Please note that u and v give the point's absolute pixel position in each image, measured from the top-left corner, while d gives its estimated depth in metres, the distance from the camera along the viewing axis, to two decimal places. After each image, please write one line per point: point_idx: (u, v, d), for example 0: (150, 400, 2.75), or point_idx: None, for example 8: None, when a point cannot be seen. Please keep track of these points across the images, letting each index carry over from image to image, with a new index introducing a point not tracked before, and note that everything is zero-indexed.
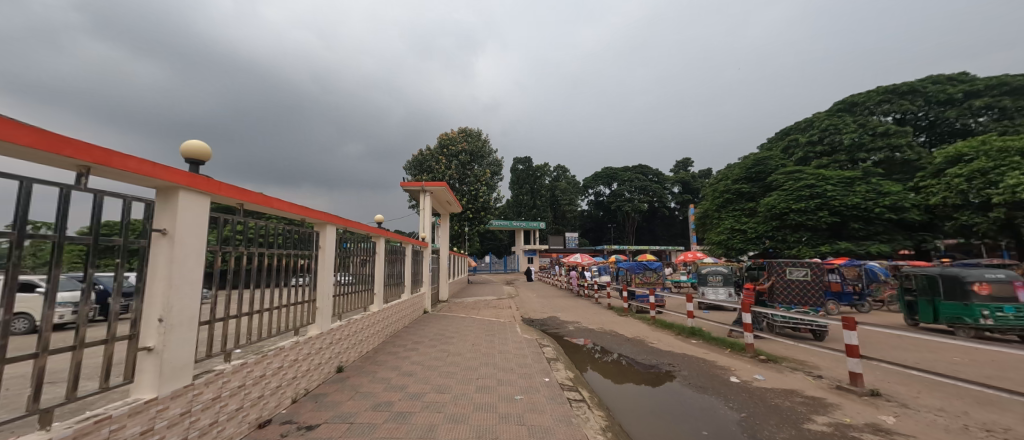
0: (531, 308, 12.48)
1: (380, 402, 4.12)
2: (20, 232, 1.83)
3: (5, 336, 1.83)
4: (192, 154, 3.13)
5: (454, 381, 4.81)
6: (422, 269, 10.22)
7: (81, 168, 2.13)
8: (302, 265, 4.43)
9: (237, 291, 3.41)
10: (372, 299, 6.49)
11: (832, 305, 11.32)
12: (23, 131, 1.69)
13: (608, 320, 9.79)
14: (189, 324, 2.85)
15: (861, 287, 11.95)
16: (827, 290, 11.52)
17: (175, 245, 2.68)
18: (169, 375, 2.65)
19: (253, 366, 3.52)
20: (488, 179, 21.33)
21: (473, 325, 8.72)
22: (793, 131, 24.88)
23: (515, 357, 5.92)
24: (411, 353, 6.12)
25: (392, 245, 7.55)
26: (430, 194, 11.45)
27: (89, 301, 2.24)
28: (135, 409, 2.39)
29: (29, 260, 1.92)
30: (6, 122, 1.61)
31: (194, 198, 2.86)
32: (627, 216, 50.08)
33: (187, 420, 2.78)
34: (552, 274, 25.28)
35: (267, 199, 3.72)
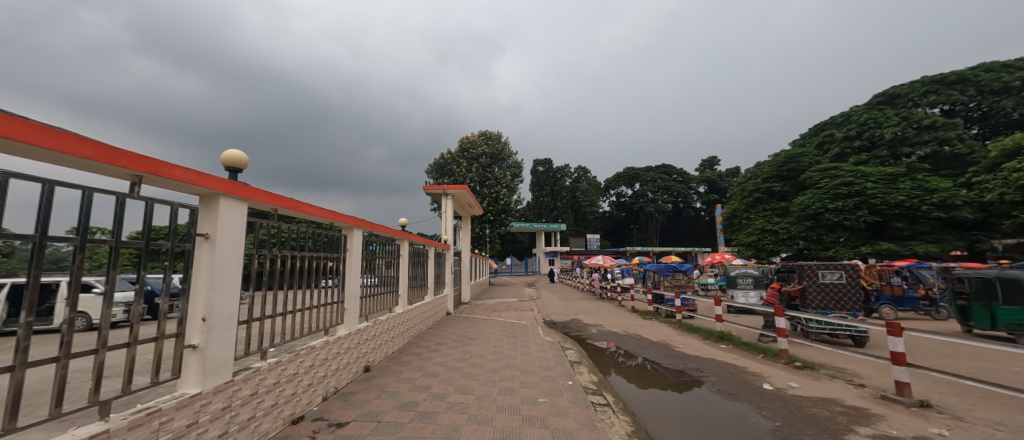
0: (553, 310, 12.46)
1: (405, 402, 4.20)
2: (81, 237, 2.01)
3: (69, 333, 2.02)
4: (231, 162, 3.31)
5: (477, 382, 4.85)
6: (445, 271, 10.36)
7: (134, 178, 2.31)
8: (331, 267, 4.59)
9: (271, 292, 3.57)
10: (397, 300, 6.64)
11: (888, 310, 10.97)
12: (84, 145, 1.87)
13: (632, 324, 9.59)
14: (228, 324, 3.01)
15: (935, 292, 11.08)
16: (879, 294, 11.28)
17: (216, 249, 2.85)
18: (211, 371, 2.81)
19: (287, 364, 3.68)
20: (508, 181, 21.43)
21: (494, 327, 8.77)
22: (828, 126, 23.61)
23: (537, 359, 5.91)
24: (434, 354, 6.22)
25: (416, 248, 7.71)
26: (451, 197, 11.62)
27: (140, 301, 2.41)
28: (181, 402, 2.55)
29: (88, 263, 2.09)
30: (68, 134, 1.79)
31: (233, 204, 3.04)
32: (651, 216, 49.01)
33: (227, 415, 2.94)
34: (574, 276, 25.03)
35: (299, 204, 3.90)
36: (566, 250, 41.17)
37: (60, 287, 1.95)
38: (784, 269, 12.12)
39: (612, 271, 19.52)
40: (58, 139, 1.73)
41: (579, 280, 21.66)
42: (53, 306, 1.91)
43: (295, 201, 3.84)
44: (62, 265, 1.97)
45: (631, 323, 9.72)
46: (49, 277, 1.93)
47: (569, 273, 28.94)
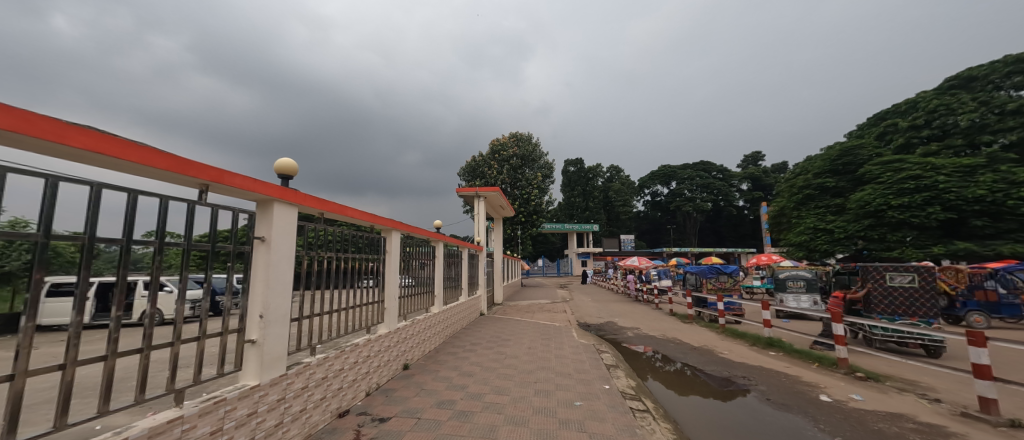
0: (587, 312, 12.27)
1: (443, 400, 4.30)
2: (159, 240, 2.26)
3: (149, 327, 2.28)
4: (283, 170, 3.55)
5: (512, 383, 4.86)
6: (478, 272, 10.50)
7: (202, 186, 2.55)
8: (370, 268, 4.78)
9: (319, 291, 3.78)
10: (433, 300, 6.81)
11: (978, 317, 9.88)
12: (159, 157, 2.11)
13: (672, 327, 9.24)
14: (282, 320, 3.23)
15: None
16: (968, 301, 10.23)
17: (271, 251, 3.07)
18: (268, 364, 3.03)
19: (334, 360, 3.88)
20: (539, 182, 21.40)
21: (528, 328, 8.76)
22: (891, 115, 21.56)
23: (572, 362, 5.83)
24: (470, 354, 6.32)
25: (450, 249, 7.86)
26: (484, 199, 11.73)
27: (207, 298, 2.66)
28: (243, 393, 2.77)
29: (164, 263, 2.34)
30: (147, 148, 2.04)
31: (285, 209, 3.26)
32: (689, 216, 47.09)
33: (282, 406, 3.16)
34: (608, 278, 24.51)
35: (342, 208, 4.11)
36: (600, 251, 40.41)
37: (139, 287, 2.20)
38: (842, 271, 11.17)
39: (647, 272, 18.92)
40: (138, 152, 1.98)
41: (612, 281, 21.19)
42: (133, 303, 2.16)
43: (339, 205, 4.05)
44: (142, 266, 2.22)
45: (669, 326, 9.38)
46: (133, 277, 2.18)
47: (603, 275, 28.37)
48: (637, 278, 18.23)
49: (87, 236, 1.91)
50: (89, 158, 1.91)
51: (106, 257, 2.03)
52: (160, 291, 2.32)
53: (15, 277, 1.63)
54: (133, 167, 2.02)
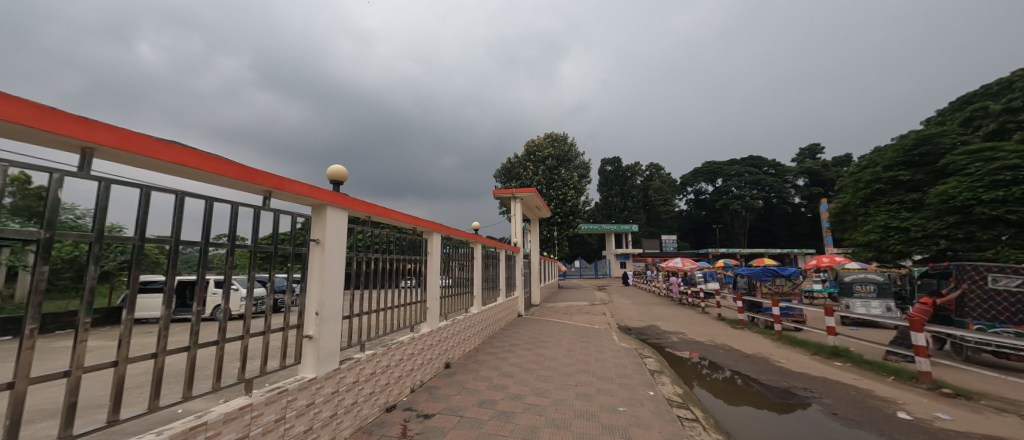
0: (628, 315, 11.94)
1: (484, 400, 4.36)
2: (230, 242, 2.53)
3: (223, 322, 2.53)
4: (334, 176, 3.78)
5: (552, 386, 4.82)
6: (515, 273, 10.55)
7: (266, 192, 2.78)
8: (413, 269, 4.95)
9: (366, 291, 3.97)
10: (472, 301, 6.93)
11: None
12: (230, 168, 2.36)
13: (720, 333, 8.73)
14: (336, 318, 3.43)
15: None
16: None
17: (326, 252, 3.27)
18: (324, 358, 3.24)
19: (381, 356, 4.06)
20: (576, 182, 21.17)
21: (567, 330, 8.66)
22: (981, 98, 19.02)
23: (614, 366, 5.68)
24: (509, 355, 6.35)
25: (488, 250, 7.98)
26: (520, 201, 11.77)
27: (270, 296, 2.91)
28: (303, 384, 3.00)
29: (233, 264, 2.59)
30: (220, 160, 2.28)
31: (337, 212, 3.46)
32: (736, 215, 44.32)
33: (337, 398, 3.37)
34: (648, 280, 23.65)
35: (387, 211, 4.30)
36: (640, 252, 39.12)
37: (212, 284, 2.45)
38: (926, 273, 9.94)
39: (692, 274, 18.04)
40: (214, 163, 2.22)
41: (654, 283, 20.41)
42: (207, 298, 2.40)
43: (384, 208, 4.25)
44: (215, 266, 2.47)
45: (717, 332, 8.88)
46: (210, 276, 2.45)
47: (644, 277, 27.38)
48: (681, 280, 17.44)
49: (171, 239, 2.16)
50: (175, 170, 2.16)
51: (186, 258, 2.27)
52: (230, 289, 2.56)
53: (114, 275, 1.89)
54: (209, 176, 2.26)
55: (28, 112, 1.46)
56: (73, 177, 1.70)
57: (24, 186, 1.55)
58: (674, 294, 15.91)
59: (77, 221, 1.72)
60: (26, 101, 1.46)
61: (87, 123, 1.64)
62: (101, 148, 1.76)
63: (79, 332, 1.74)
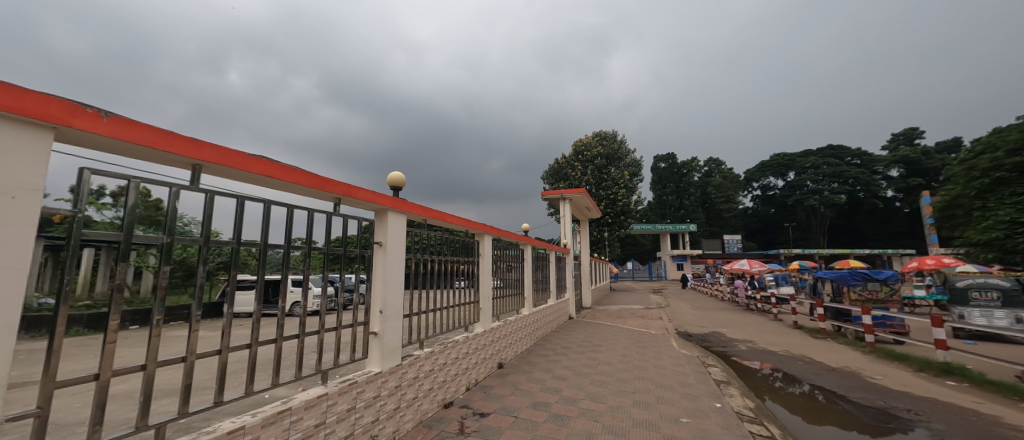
0: (687, 320, 11.24)
1: (538, 402, 4.34)
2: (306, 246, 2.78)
3: (302, 317, 2.80)
4: (394, 183, 4.01)
5: (607, 391, 4.68)
6: (566, 275, 10.44)
7: (336, 200, 3.04)
8: (466, 270, 5.09)
9: (423, 291, 4.16)
10: (523, 302, 6.96)
11: None
12: (306, 178, 2.61)
13: (797, 343, 7.89)
14: (397, 316, 3.63)
15: None
16: None
17: (387, 254, 3.48)
18: (387, 354, 3.44)
19: (438, 354, 4.22)
20: (627, 181, 20.43)
21: (621, 334, 8.36)
22: None
23: (674, 374, 5.37)
24: (561, 358, 6.27)
25: (538, 252, 7.97)
26: (569, 201, 11.61)
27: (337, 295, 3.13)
28: (370, 377, 3.22)
29: (308, 265, 2.85)
30: (299, 172, 2.54)
31: (397, 216, 3.68)
32: (812, 212, 39.79)
33: (399, 392, 3.56)
34: (709, 283, 22.06)
35: (441, 214, 4.48)
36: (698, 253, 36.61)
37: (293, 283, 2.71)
38: None
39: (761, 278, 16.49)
40: (294, 174, 2.49)
41: (716, 287, 18.96)
42: (289, 295, 2.68)
43: (438, 211, 4.43)
44: (292, 266, 2.72)
45: (793, 341, 8.03)
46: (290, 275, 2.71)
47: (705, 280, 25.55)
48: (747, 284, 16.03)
49: (259, 243, 2.45)
50: (264, 182, 2.45)
51: (271, 260, 2.55)
52: (307, 287, 2.82)
53: (214, 274, 2.18)
54: (289, 187, 2.53)
55: (153, 137, 1.75)
56: (186, 190, 1.99)
57: (147, 199, 1.85)
58: (741, 299, 14.66)
59: (187, 229, 2.02)
60: (151, 127, 1.74)
61: (195, 143, 1.92)
62: (207, 165, 2.05)
63: (189, 323, 2.05)
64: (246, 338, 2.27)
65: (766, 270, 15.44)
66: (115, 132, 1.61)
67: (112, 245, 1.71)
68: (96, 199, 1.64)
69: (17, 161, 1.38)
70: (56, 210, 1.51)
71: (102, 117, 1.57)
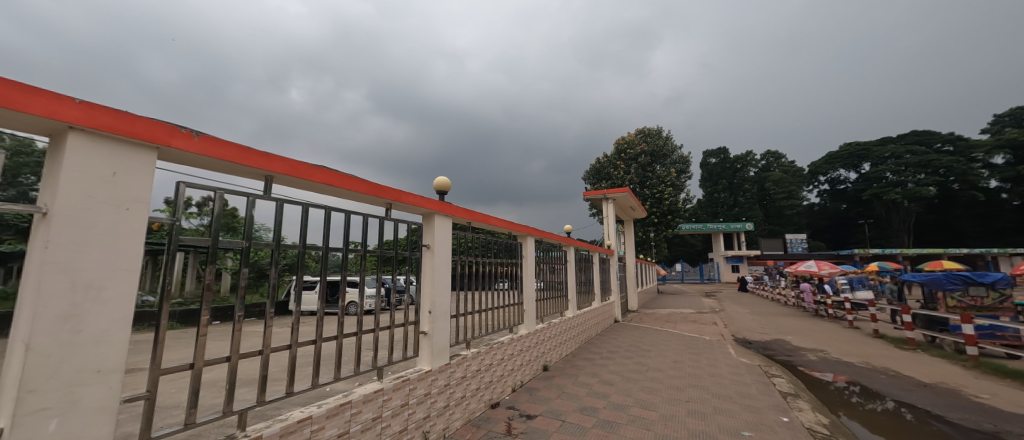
0: (746, 325, 10.46)
1: (586, 406, 4.26)
2: (361, 249, 2.95)
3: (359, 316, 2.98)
4: (440, 187, 4.15)
5: (659, 399, 4.47)
6: (610, 277, 10.16)
7: (388, 205, 3.20)
8: (509, 271, 5.13)
9: (468, 292, 4.24)
10: (567, 304, 6.88)
11: None
12: (361, 186, 2.78)
13: (879, 354, 7.03)
14: (445, 317, 3.74)
15: None
16: None
17: (435, 256, 3.60)
18: (437, 353, 3.56)
19: (485, 355, 4.28)
20: (673, 178, 19.53)
21: (671, 339, 7.97)
22: None
23: (733, 383, 5.01)
24: (608, 362, 6.11)
25: (581, 253, 7.85)
26: (612, 201, 11.32)
27: (388, 295, 3.28)
28: (421, 375, 3.34)
29: (364, 266, 3.02)
30: (355, 179, 2.71)
31: (443, 220, 3.79)
32: (892, 207, 35.36)
33: (449, 390, 3.66)
34: (770, 287, 20.34)
35: (485, 217, 4.56)
36: (756, 253, 33.93)
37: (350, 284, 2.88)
38: None
39: (831, 281, 14.92)
40: (350, 182, 2.66)
41: (778, 290, 17.46)
42: (347, 295, 2.86)
43: (482, 214, 4.51)
44: (350, 269, 2.91)
45: (874, 352, 7.17)
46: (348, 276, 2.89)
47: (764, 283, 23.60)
48: (815, 287, 14.57)
49: (322, 247, 2.64)
50: (325, 190, 2.64)
51: (332, 262, 2.74)
52: (362, 288, 3.00)
53: (283, 276, 2.39)
54: (346, 194, 2.70)
55: (234, 152, 1.95)
56: (261, 199, 2.20)
57: (227, 207, 2.07)
58: (809, 304, 13.36)
59: (260, 234, 2.23)
60: (232, 144, 1.94)
61: (267, 157, 2.12)
62: (277, 176, 2.25)
63: (264, 319, 2.26)
64: (311, 334, 2.46)
65: (838, 273, 13.95)
66: (203, 149, 1.82)
67: (200, 250, 1.92)
68: (186, 209, 1.86)
69: (130, 178, 1.60)
70: (157, 219, 1.74)
71: (194, 137, 1.78)
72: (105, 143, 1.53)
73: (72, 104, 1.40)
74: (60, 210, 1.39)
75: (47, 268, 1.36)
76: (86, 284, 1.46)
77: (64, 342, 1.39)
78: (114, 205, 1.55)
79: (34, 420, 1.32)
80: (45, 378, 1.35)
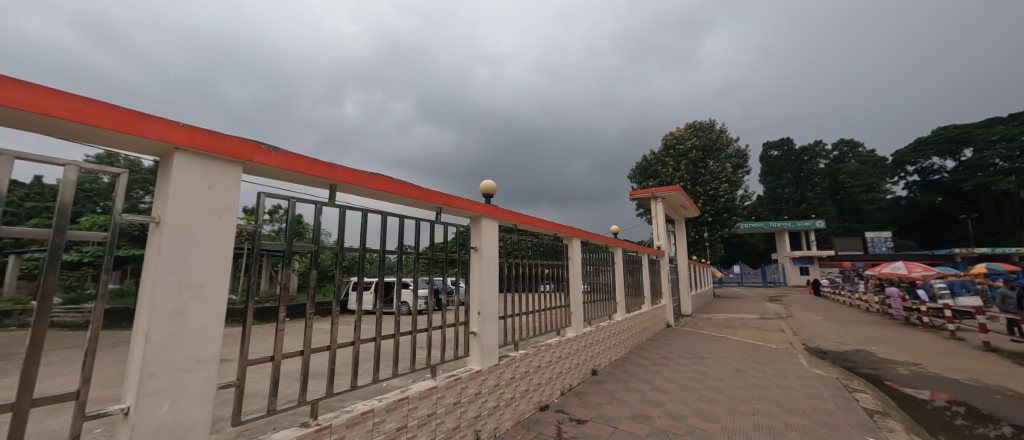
0: (819, 334, 9.46)
1: (639, 414, 4.10)
2: (415, 251, 3.09)
3: (413, 316, 3.11)
4: (486, 190, 4.23)
5: (720, 410, 4.19)
6: (661, 280, 9.71)
7: (437, 209, 3.33)
8: (556, 274, 5.09)
9: (515, 294, 4.27)
10: (615, 307, 6.68)
11: None
12: (413, 191, 2.92)
13: (993, 371, 6.01)
14: (493, 318, 3.79)
15: None
16: None
17: (483, 258, 3.67)
18: (486, 353, 3.62)
19: (533, 357, 4.28)
20: (729, 174, 18.28)
21: (731, 347, 7.44)
22: None
23: (806, 397, 4.56)
24: (661, 369, 5.83)
25: (629, 255, 7.59)
26: (662, 200, 10.85)
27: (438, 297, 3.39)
28: (472, 374, 3.41)
29: (417, 268, 3.16)
30: (407, 185, 2.85)
31: (490, 223, 3.87)
32: (1003, 199, 30.15)
33: (498, 391, 3.71)
34: (847, 291, 18.20)
35: (530, 218, 4.57)
36: (828, 254, 30.60)
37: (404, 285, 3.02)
38: None
39: (927, 285, 13.02)
40: (403, 188, 2.81)
41: (858, 295, 15.59)
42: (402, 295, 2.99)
43: (528, 216, 4.53)
44: (404, 270, 3.05)
45: (986, 368, 6.15)
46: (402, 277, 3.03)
47: (840, 288, 21.16)
48: (906, 292, 12.79)
49: (380, 250, 2.81)
50: (382, 196, 2.80)
51: (389, 264, 2.91)
52: (414, 290, 3.13)
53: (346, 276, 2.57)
54: (400, 199, 2.85)
55: (304, 164, 2.14)
56: (327, 207, 2.39)
57: (297, 214, 2.27)
58: (898, 312, 11.77)
59: (326, 238, 2.42)
60: (303, 157, 2.13)
61: (331, 167, 2.30)
62: (340, 185, 2.43)
63: (331, 317, 2.44)
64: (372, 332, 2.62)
65: (935, 276, 12.16)
66: (280, 163, 2.02)
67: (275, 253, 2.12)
68: (264, 216, 2.08)
69: (221, 190, 1.81)
70: (242, 226, 1.96)
71: (271, 152, 1.99)
72: (203, 160, 1.74)
73: (178, 128, 1.61)
74: (170, 219, 1.61)
75: (161, 269, 1.58)
76: (189, 284, 1.67)
77: (173, 333, 1.61)
78: (210, 215, 1.77)
79: (150, 400, 1.53)
80: (160, 364, 1.57)
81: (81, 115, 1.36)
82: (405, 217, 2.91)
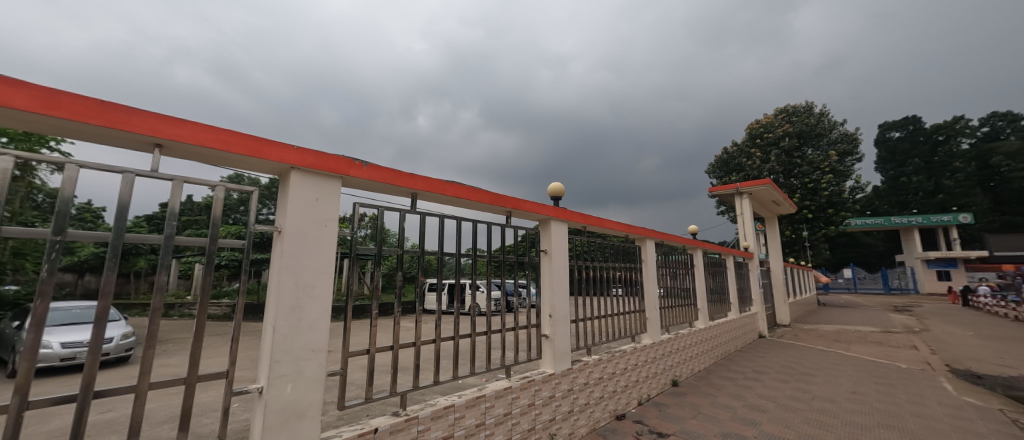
0: (970, 354, 7.66)
1: (730, 433, 3.72)
2: (488, 254, 3.20)
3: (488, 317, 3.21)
4: (554, 193, 4.22)
5: (833, 437, 3.62)
6: (750, 285, 8.73)
7: (507, 213, 3.41)
8: (629, 277, 4.87)
9: (586, 297, 4.18)
10: (697, 314, 6.17)
11: None
12: (484, 196, 3.03)
13: None
14: (565, 321, 3.75)
15: None
16: None
17: (553, 261, 3.66)
18: (559, 356, 3.60)
19: (607, 363, 4.14)
20: (832, 162, 15.83)
21: (843, 364, 6.39)
22: None
23: (954, 431, 3.72)
24: (754, 384, 5.23)
25: (711, 257, 6.97)
26: (748, 196, 9.79)
27: (510, 299, 3.46)
28: (545, 377, 3.40)
29: (490, 270, 3.27)
30: (479, 190, 2.97)
31: (560, 225, 3.84)
32: None
33: (572, 396, 3.66)
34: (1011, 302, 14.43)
35: (600, 220, 4.46)
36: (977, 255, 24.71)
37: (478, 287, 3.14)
38: None
39: None
40: (475, 194, 2.93)
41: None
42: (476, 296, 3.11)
43: (598, 217, 4.42)
44: (478, 272, 3.18)
45: None
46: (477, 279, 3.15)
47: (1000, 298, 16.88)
48: None
49: (456, 253, 2.96)
50: (458, 202, 2.95)
51: (465, 266, 3.05)
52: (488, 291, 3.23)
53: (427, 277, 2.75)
54: (473, 204, 2.98)
55: (390, 176, 2.36)
56: (410, 214, 2.60)
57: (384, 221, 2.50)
58: None
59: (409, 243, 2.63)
60: (389, 168, 2.34)
61: (412, 176, 2.49)
62: (420, 192, 2.62)
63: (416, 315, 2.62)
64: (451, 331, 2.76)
65: None
66: (370, 175, 2.25)
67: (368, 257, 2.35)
68: (359, 224, 2.32)
69: (325, 202, 2.07)
70: (342, 233, 2.21)
71: (364, 166, 2.22)
72: (311, 176, 2.00)
73: (292, 150, 1.88)
74: (287, 227, 1.88)
75: (283, 271, 1.85)
76: (304, 283, 1.93)
77: (293, 326, 1.88)
78: (317, 223, 2.02)
79: (278, 382, 1.81)
80: (284, 351, 1.83)
81: (226, 144, 1.67)
82: (478, 222, 3.04)
